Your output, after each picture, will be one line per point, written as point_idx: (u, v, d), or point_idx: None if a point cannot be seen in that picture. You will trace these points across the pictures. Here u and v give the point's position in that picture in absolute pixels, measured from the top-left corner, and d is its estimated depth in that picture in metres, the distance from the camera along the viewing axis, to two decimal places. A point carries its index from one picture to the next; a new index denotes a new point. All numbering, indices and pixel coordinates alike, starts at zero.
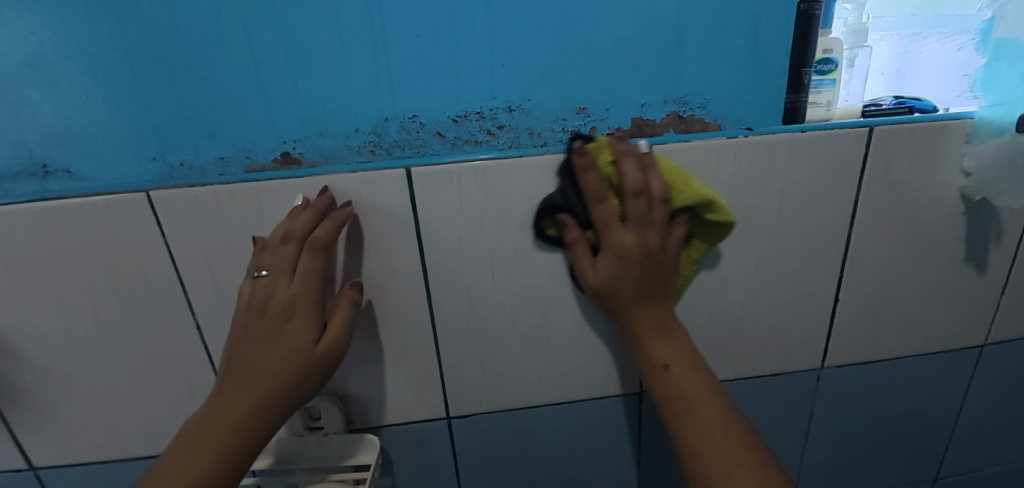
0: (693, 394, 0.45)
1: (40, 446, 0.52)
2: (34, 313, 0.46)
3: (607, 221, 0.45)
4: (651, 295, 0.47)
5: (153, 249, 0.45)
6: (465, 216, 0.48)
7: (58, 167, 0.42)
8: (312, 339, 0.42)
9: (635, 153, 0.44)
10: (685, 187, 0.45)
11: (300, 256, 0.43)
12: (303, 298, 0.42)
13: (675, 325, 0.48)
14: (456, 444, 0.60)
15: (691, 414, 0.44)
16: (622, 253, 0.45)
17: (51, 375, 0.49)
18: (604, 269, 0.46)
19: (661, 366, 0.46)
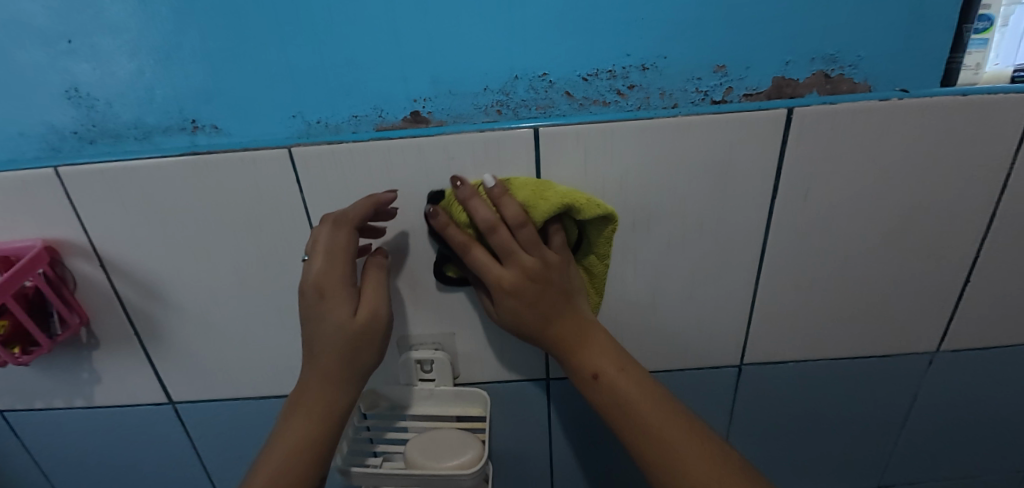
0: (627, 389, 0.43)
1: (179, 385, 0.57)
2: (180, 262, 0.49)
3: (514, 253, 0.42)
4: (553, 320, 0.44)
5: (292, 203, 0.47)
6: (587, 180, 0.47)
7: (206, 122, 0.44)
8: (349, 312, 0.41)
9: (500, 192, 0.42)
10: (540, 201, 0.42)
11: (325, 234, 0.42)
12: (331, 272, 0.41)
13: (583, 317, 0.45)
14: (552, 404, 0.61)
15: (631, 415, 0.42)
16: (521, 298, 0.43)
17: (193, 320, 0.53)
18: (518, 306, 0.43)
19: (591, 376, 0.44)
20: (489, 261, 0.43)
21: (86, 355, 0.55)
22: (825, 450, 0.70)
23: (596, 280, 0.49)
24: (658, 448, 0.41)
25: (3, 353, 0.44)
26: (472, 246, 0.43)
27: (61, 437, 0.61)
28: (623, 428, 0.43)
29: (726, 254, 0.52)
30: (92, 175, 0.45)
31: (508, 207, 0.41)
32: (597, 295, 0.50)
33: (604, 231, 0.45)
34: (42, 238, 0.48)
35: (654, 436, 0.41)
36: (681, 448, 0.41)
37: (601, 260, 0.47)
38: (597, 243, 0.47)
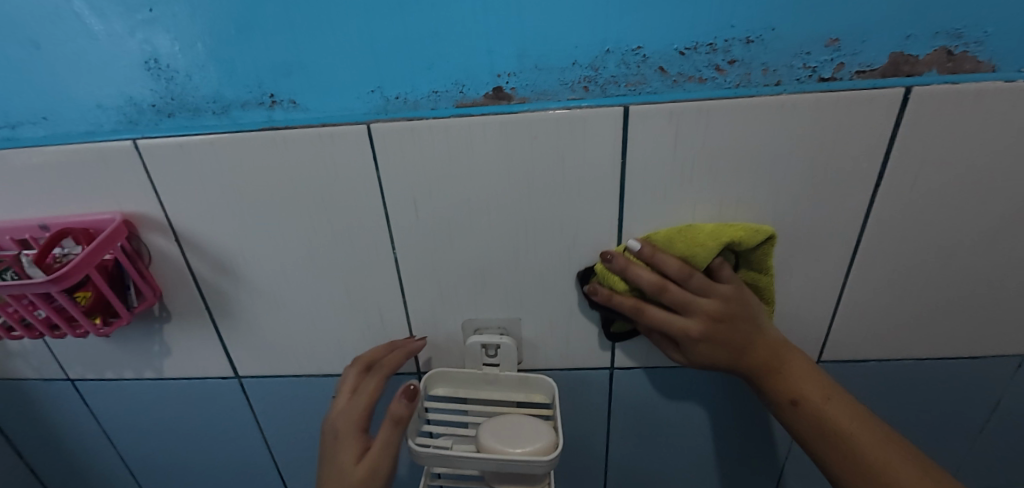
0: (829, 412, 0.45)
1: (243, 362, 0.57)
2: (251, 240, 0.49)
3: (693, 305, 0.44)
4: (746, 353, 0.46)
5: (366, 181, 0.46)
6: (675, 163, 0.45)
7: (284, 97, 0.43)
8: (349, 457, 0.43)
9: (652, 249, 0.44)
10: (698, 247, 0.45)
11: (354, 377, 0.48)
12: (353, 413, 0.45)
13: (774, 342, 0.46)
14: (614, 394, 0.60)
15: (838, 441, 0.44)
16: (712, 340, 0.45)
17: (263, 296, 0.52)
18: (714, 346, 0.46)
19: (790, 403, 0.46)
20: (673, 316, 0.45)
21: (158, 328, 0.54)
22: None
23: (765, 294, 0.49)
24: (871, 473, 0.43)
25: (87, 323, 0.44)
26: (644, 305, 0.46)
27: (129, 408, 0.59)
28: (828, 454, 0.45)
29: (815, 244, 0.50)
30: (172, 147, 0.45)
31: (669, 265, 0.44)
32: (768, 304, 0.50)
33: (765, 250, 0.46)
34: (120, 212, 0.48)
35: (863, 461, 0.43)
36: (887, 466, 0.43)
37: (765, 273, 0.48)
38: (759, 262, 0.47)
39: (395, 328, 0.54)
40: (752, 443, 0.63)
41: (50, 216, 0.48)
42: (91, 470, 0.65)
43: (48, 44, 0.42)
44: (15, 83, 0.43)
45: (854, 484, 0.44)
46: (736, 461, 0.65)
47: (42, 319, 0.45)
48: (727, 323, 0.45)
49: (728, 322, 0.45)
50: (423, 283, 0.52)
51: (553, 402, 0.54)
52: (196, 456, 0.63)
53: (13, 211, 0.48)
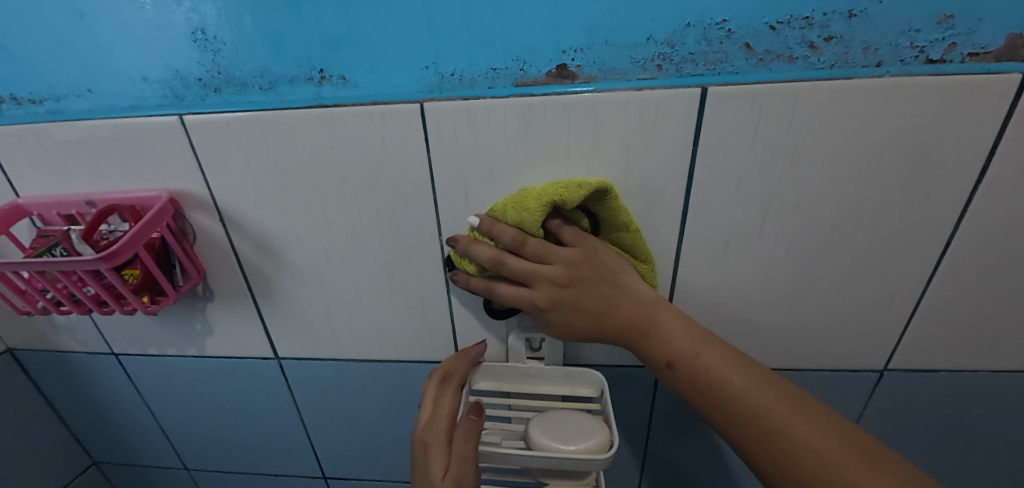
0: (702, 364, 0.40)
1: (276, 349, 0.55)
2: (293, 222, 0.47)
3: (534, 275, 0.41)
4: (606, 316, 0.42)
5: (416, 163, 0.43)
6: (751, 150, 0.41)
7: (334, 72, 0.40)
8: (438, 467, 0.43)
9: (490, 222, 0.40)
10: (525, 212, 0.40)
11: (433, 392, 0.49)
12: (434, 426, 0.46)
13: (639, 299, 0.42)
14: (659, 393, 0.57)
15: (714, 395, 0.40)
16: (562, 307, 0.42)
17: (302, 280, 0.50)
18: (569, 314, 0.42)
19: (665, 365, 0.42)
20: (525, 290, 0.42)
21: (201, 308, 0.52)
22: (963, 478, 0.61)
23: (636, 250, 0.44)
24: (748, 423, 0.38)
25: (134, 300, 0.43)
26: (494, 283, 0.43)
27: (169, 385, 0.58)
28: (705, 409, 0.41)
29: (895, 244, 0.46)
30: (219, 123, 0.43)
31: (504, 236, 0.40)
32: (643, 262, 0.45)
33: (606, 204, 0.41)
34: (166, 189, 0.46)
35: (734, 412, 0.39)
36: (763, 411, 0.38)
37: (628, 231, 0.43)
38: (613, 219, 0.42)
39: (436, 318, 0.52)
40: None
41: (97, 191, 0.47)
42: (131, 442, 0.65)
43: (94, 12, 0.40)
44: (61, 52, 0.42)
45: (729, 434, 0.40)
46: None
47: (91, 296, 0.44)
48: (578, 292, 0.41)
49: (581, 290, 0.41)
50: None
51: (601, 394, 0.51)
52: (233, 435, 0.62)
53: (60, 186, 0.47)
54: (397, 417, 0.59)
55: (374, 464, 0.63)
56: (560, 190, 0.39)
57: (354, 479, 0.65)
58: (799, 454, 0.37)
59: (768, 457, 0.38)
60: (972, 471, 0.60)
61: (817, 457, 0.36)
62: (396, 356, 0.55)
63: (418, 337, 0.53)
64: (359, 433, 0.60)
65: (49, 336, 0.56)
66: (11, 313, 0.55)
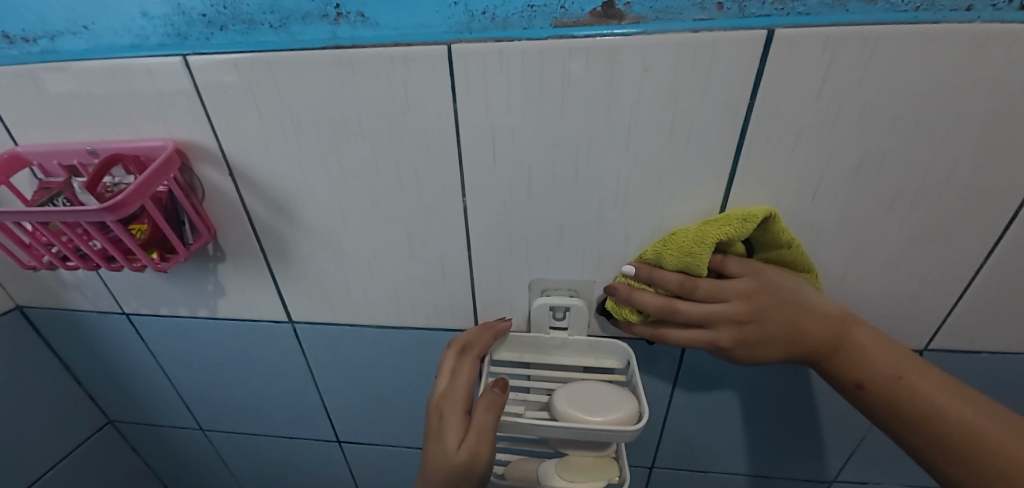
0: (908, 388, 0.38)
1: (287, 313, 0.52)
2: (305, 177, 0.44)
3: (710, 315, 0.40)
4: (793, 344, 0.40)
5: (441, 113, 0.39)
6: (813, 102, 0.37)
7: (351, 8, 0.36)
8: (454, 439, 0.41)
9: (649, 269, 0.43)
10: (688, 257, 0.41)
11: (450, 362, 0.46)
12: (452, 399, 0.44)
13: (828, 319, 0.40)
14: (683, 368, 0.53)
15: (926, 421, 0.38)
16: (747, 343, 0.41)
17: (314, 241, 0.47)
18: (750, 350, 0.41)
19: (855, 385, 0.40)
20: (700, 329, 0.42)
21: (212, 268, 0.50)
22: None
23: (803, 265, 0.42)
24: (969, 456, 0.36)
25: (143, 256, 0.40)
26: (663, 329, 0.44)
27: (183, 345, 0.56)
28: (910, 438, 0.38)
29: (958, 214, 0.42)
30: (227, 65, 0.39)
31: (667, 282, 0.42)
32: (806, 273, 0.43)
33: (767, 229, 0.40)
34: (171, 138, 0.42)
35: (943, 440, 0.37)
36: (990, 444, 0.36)
37: (788, 247, 0.41)
38: (771, 240, 0.41)
39: (457, 284, 0.49)
40: (831, 431, 0.57)
41: (99, 139, 0.44)
42: (145, 400, 0.64)
43: None
44: None
45: (931, 464, 0.38)
46: (812, 448, 0.59)
47: (98, 250, 0.41)
48: (758, 320, 0.40)
49: (761, 318, 0.40)
50: (491, 236, 0.45)
51: (630, 365, 0.48)
52: (249, 397, 0.60)
53: (59, 133, 0.44)
54: (414, 384, 0.57)
55: (386, 432, 0.62)
56: (722, 225, 0.39)
57: (365, 446, 0.64)
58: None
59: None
60: None
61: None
62: (413, 323, 0.52)
63: (436, 304, 0.50)
64: (375, 399, 0.58)
65: (58, 292, 0.54)
66: (17, 267, 0.53)
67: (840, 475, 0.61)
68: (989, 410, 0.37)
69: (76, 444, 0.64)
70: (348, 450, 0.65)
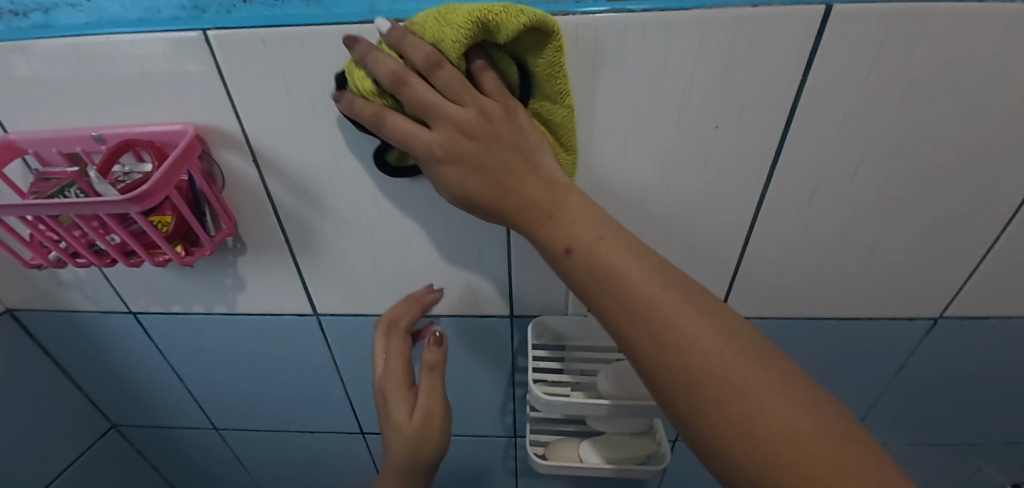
0: (619, 268, 0.29)
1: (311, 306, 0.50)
2: (335, 163, 0.41)
3: (436, 108, 0.29)
4: (500, 186, 0.31)
5: None
6: (859, 78, 0.37)
7: None
8: (402, 411, 0.42)
9: (403, 31, 0.29)
10: (449, 29, 0.28)
11: (383, 343, 0.47)
12: (393, 375, 0.44)
13: (548, 178, 0.32)
14: None
15: (643, 310, 0.29)
16: (461, 163, 0.30)
17: (343, 231, 0.45)
18: (464, 173, 0.30)
19: (561, 250, 0.31)
20: (420, 128, 0.30)
21: (232, 261, 0.47)
22: (996, 428, 0.61)
23: (562, 133, 0.36)
24: (690, 367, 0.27)
25: (169, 249, 0.37)
26: (389, 112, 0.31)
27: (196, 343, 0.53)
28: (619, 324, 0.29)
29: (985, 187, 0.43)
30: (251, 41, 0.35)
31: (415, 51, 0.28)
32: (566, 151, 0.37)
33: (548, 59, 0.32)
34: (190, 121, 0.39)
35: (679, 349, 0.28)
36: (675, 322, 0.28)
37: (559, 102, 0.34)
38: (546, 82, 0.33)
39: (492, 271, 0.47)
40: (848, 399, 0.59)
41: (105, 124, 0.40)
42: (153, 402, 0.60)
43: None
44: None
45: (646, 368, 0.29)
46: None
47: (115, 245, 0.38)
48: (488, 144, 0.30)
49: (490, 142, 0.30)
50: None
51: None
52: (267, 393, 0.58)
53: (59, 119, 0.40)
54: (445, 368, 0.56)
55: None
56: (491, 5, 0.28)
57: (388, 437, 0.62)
58: (733, 397, 0.26)
59: (688, 392, 0.27)
60: (1008, 422, 0.60)
61: (736, 385, 0.26)
62: (445, 309, 0.51)
63: (471, 290, 0.49)
64: None
65: (55, 293, 0.50)
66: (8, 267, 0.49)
67: None
68: (726, 316, 0.29)
69: (79, 453, 0.61)
70: (371, 442, 0.63)
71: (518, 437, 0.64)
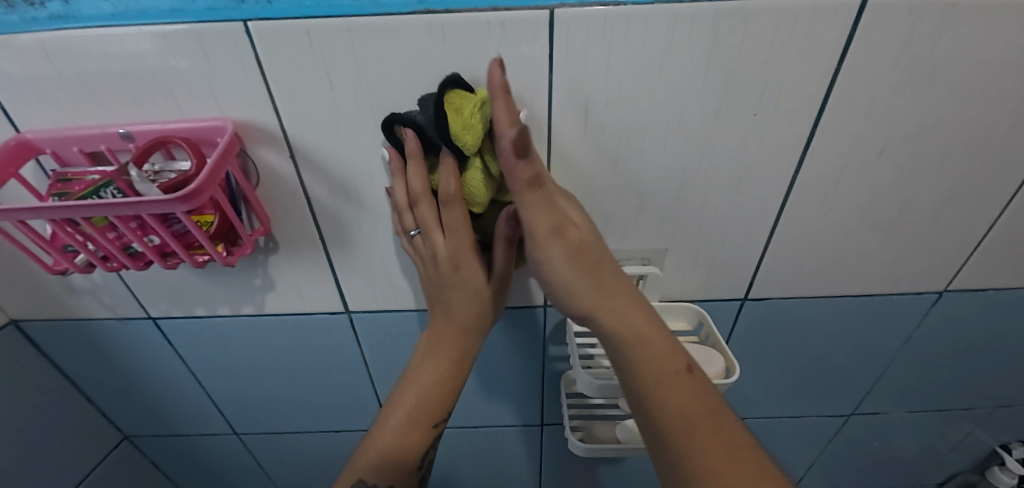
0: (703, 391, 0.37)
1: (340, 304, 0.49)
2: (373, 160, 0.40)
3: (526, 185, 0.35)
4: (607, 281, 0.39)
5: (535, 88, 0.37)
6: (891, 71, 0.38)
7: None
8: (496, 270, 0.42)
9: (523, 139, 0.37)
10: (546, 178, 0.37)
11: (428, 218, 0.37)
12: (462, 249, 0.39)
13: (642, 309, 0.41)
14: (737, 324, 0.56)
15: (716, 421, 0.36)
16: (589, 242, 0.37)
17: (378, 228, 0.44)
18: (581, 219, 0.37)
19: (678, 368, 0.37)
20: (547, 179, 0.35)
21: (262, 261, 0.45)
22: (989, 390, 0.65)
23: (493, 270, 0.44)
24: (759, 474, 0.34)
25: (213, 250, 0.35)
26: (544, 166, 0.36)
27: (220, 346, 0.52)
28: (702, 429, 0.35)
29: (997, 165, 0.44)
30: (296, 34, 0.33)
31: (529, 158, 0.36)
32: None
33: None
34: (226, 117, 0.37)
35: (748, 458, 0.34)
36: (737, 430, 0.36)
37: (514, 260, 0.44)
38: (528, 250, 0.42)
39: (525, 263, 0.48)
40: (857, 372, 0.62)
41: (133, 120, 0.37)
42: (173, 406, 0.59)
43: None
44: None
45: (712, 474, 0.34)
46: (838, 387, 0.64)
47: (153, 247, 0.35)
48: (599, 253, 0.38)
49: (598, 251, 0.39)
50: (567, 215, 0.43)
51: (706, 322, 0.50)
52: (293, 392, 0.57)
53: (80, 116, 0.37)
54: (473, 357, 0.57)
55: None
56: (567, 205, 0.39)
57: None
58: None
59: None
60: (999, 382, 0.64)
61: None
62: None
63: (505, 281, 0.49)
64: None
65: (67, 304, 0.48)
66: (14, 279, 0.46)
67: (859, 409, 0.67)
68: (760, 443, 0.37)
69: (94, 465, 0.59)
70: None
71: (544, 425, 0.68)
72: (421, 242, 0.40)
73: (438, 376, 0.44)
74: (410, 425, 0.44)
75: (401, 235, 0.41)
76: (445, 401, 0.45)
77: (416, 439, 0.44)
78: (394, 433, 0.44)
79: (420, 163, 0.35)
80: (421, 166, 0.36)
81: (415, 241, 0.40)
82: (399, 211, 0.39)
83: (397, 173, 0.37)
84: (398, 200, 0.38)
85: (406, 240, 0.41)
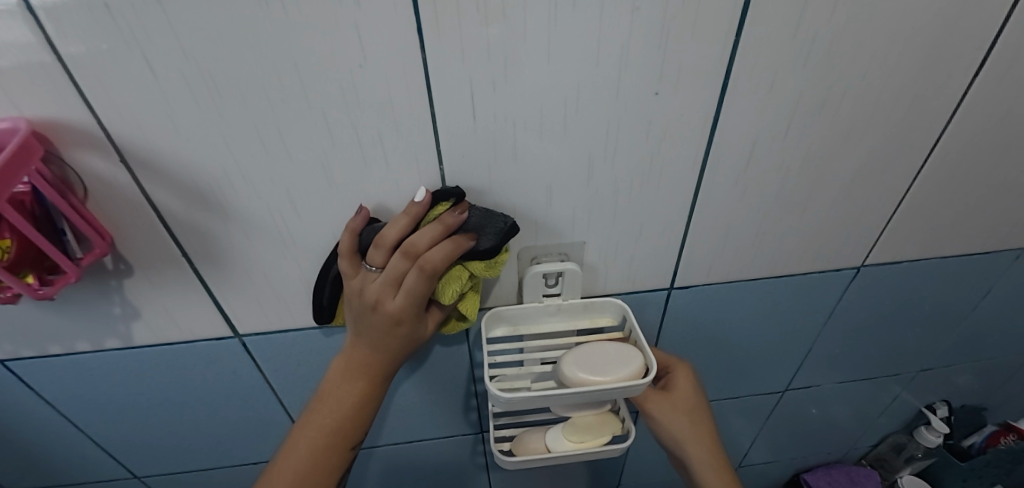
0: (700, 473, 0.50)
1: (224, 327, 0.44)
2: (228, 161, 0.34)
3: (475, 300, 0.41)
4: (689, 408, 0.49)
5: (407, 71, 0.32)
6: (791, 39, 0.35)
7: None
8: (427, 333, 0.41)
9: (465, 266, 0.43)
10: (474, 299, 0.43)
11: (405, 275, 0.35)
12: (412, 311, 0.37)
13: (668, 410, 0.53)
14: (667, 313, 0.54)
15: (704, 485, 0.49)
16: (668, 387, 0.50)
17: (250, 239, 0.38)
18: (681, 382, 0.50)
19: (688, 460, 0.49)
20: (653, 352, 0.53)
21: (118, 286, 0.39)
22: (912, 354, 0.66)
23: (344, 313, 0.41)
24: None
25: (16, 284, 0.29)
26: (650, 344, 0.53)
27: (89, 384, 0.46)
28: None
29: (901, 136, 0.43)
30: (92, 7, 0.27)
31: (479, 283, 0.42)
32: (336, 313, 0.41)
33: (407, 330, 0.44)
34: (21, 117, 0.30)
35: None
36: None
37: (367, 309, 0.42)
38: None
39: None
40: (788, 349, 0.62)
41: None
42: (53, 453, 0.52)
43: None
44: None
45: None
46: (772, 365, 0.63)
47: None
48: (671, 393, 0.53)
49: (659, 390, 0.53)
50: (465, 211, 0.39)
51: (626, 317, 0.47)
52: (190, 426, 0.51)
53: None
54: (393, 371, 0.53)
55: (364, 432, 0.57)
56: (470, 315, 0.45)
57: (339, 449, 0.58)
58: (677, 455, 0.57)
59: None
60: (920, 346, 0.65)
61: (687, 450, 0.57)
62: None
63: None
64: None
65: None
66: None
67: (792, 384, 0.67)
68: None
69: None
70: None
71: (483, 433, 0.64)
72: (371, 280, 0.36)
73: (355, 401, 0.41)
74: (316, 447, 0.41)
75: (348, 262, 0.36)
76: (361, 419, 0.42)
77: (313, 466, 0.41)
78: (303, 452, 0.41)
79: (442, 230, 0.35)
80: (439, 232, 0.35)
81: (367, 276, 0.37)
82: (377, 244, 0.36)
83: (407, 216, 0.35)
84: (387, 235, 0.35)
85: (353, 267, 0.37)
